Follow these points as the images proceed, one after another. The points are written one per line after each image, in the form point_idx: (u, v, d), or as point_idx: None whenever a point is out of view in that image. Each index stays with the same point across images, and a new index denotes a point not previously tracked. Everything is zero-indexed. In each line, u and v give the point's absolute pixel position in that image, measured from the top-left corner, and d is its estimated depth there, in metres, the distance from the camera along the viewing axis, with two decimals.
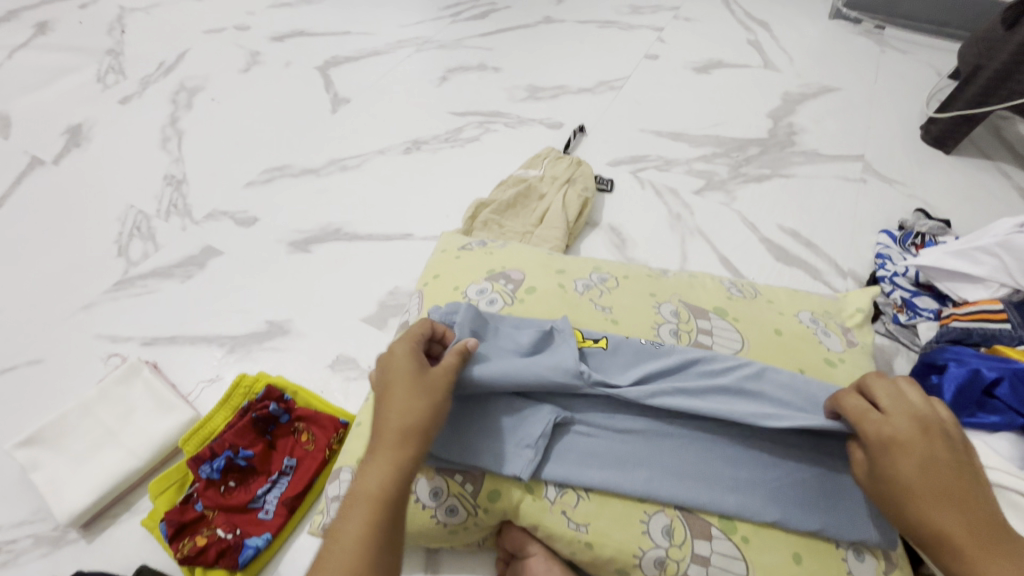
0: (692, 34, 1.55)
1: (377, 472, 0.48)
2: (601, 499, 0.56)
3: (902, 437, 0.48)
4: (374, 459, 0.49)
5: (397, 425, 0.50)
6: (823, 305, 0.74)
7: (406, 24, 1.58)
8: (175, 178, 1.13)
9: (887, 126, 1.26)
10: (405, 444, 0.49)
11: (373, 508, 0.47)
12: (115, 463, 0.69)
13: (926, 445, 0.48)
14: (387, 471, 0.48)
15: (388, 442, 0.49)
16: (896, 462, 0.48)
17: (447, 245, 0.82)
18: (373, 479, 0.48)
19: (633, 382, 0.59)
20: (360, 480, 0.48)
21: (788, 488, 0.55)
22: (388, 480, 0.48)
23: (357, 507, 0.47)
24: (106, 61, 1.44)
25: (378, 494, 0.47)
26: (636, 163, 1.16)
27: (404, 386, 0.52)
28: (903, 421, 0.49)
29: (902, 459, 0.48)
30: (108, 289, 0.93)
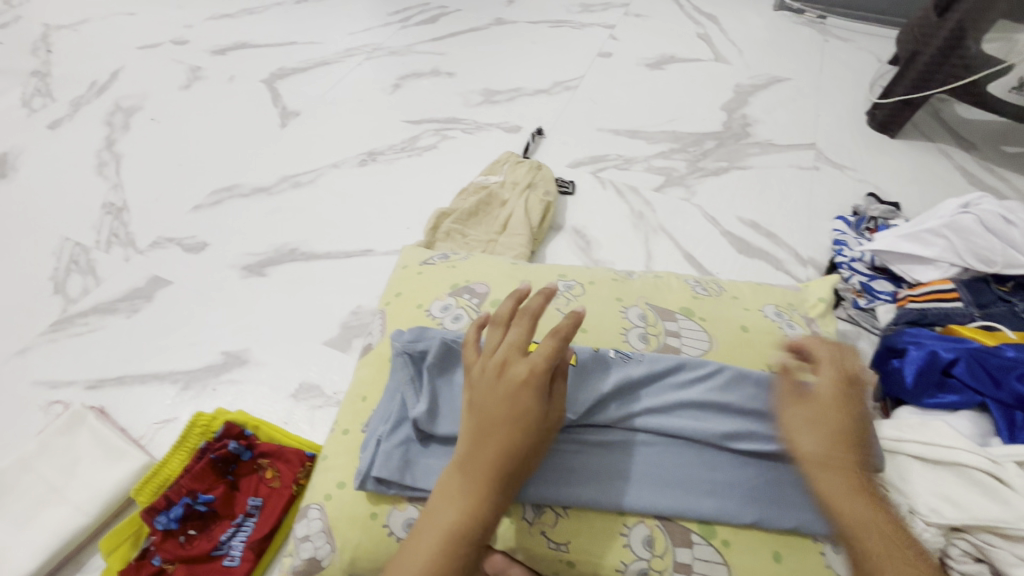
0: (644, 30, 1.56)
1: (459, 488, 0.50)
2: (580, 517, 0.55)
3: (809, 421, 0.54)
4: (460, 473, 0.51)
5: (484, 443, 0.51)
6: (787, 297, 0.74)
7: (355, 31, 1.53)
8: (114, 205, 1.06)
9: (835, 114, 1.29)
10: (489, 462, 0.50)
11: (450, 525, 0.49)
12: (61, 521, 0.65)
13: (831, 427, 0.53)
14: (467, 508, 0.49)
15: (478, 458, 0.50)
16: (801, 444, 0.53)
17: (409, 260, 0.80)
18: (455, 494, 0.50)
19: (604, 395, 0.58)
20: (439, 511, 0.50)
21: (766, 487, 0.55)
22: (466, 496, 0.50)
23: (431, 522, 0.49)
24: (32, 83, 1.35)
25: (458, 510, 0.49)
26: (596, 163, 1.16)
27: (500, 398, 0.52)
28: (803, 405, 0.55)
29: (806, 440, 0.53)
30: (45, 330, 0.87)
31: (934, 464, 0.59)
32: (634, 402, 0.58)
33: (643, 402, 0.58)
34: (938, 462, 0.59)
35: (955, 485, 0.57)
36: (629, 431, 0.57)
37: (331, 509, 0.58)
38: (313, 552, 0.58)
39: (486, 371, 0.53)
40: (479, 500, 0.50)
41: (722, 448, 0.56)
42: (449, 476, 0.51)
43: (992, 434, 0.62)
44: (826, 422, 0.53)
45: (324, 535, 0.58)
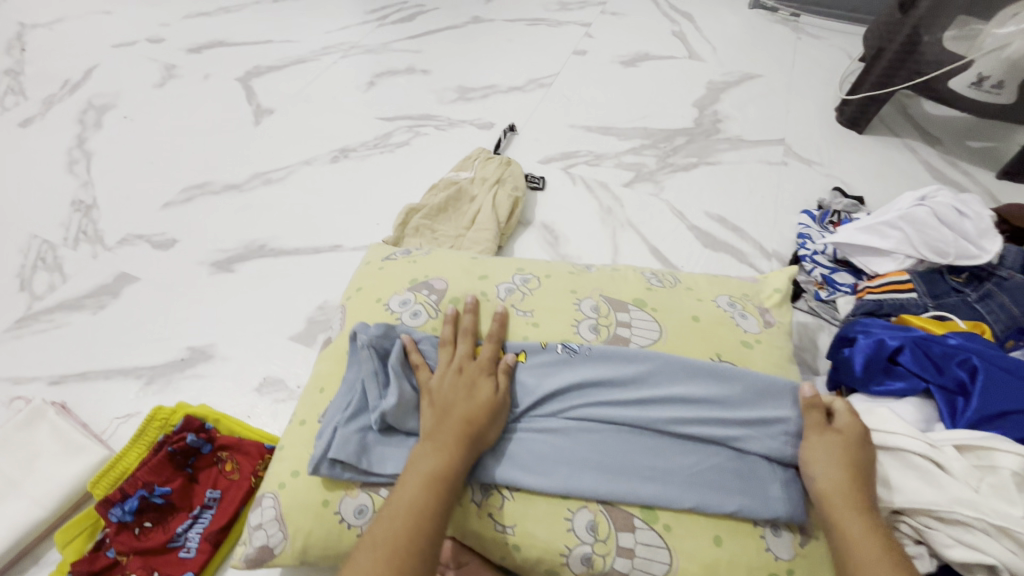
0: (620, 28, 1.57)
1: (429, 460, 0.53)
2: (527, 499, 0.56)
3: (834, 448, 0.56)
4: (429, 445, 0.55)
5: (449, 419, 0.56)
6: (742, 288, 0.75)
7: (331, 29, 1.54)
8: (83, 203, 1.06)
9: (805, 110, 1.31)
10: (457, 435, 0.55)
11: (422, 491, 0.51)
12: (18, 515, 0.65)
13: (842, 452, 0.55)
14: (444, 457, 0.54)
15: (447, 431, 0.55)
16: (825, 468, 0.55)
17: (372, 256, 0.81)
18: (427, 463, 0.53)
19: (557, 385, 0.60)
20: (419, 462, 0.53)
21: (706, 472, 0.56)
22: (440, 466, 0.53)
23: (408, 487, 0.52)
24: (4, 82, 1.35)
25: (432, 478, 0.52)
26: (567, 159, 1.17)
27: (458, 392, 0.58)
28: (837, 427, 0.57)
29: (827, 468, 0.55)
30: (10, 327, 0.87)
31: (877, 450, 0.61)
32: (586, 393, 0.60)
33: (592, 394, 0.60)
34: (880, 448, 0.60)
35: (895, 470, 0.58)
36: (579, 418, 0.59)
37: (284, 497, 0.59)
38: (265, 541, 0.58)
39: (444, 370, 0.61)
40: (447, 468, 0.53)
41: (666, 434, 0.58)
42: (420, 451, 0.54)
43: (936, 421, 0.64)
44: (847, 450, 0.56)
45: (276, 523, 0.59)
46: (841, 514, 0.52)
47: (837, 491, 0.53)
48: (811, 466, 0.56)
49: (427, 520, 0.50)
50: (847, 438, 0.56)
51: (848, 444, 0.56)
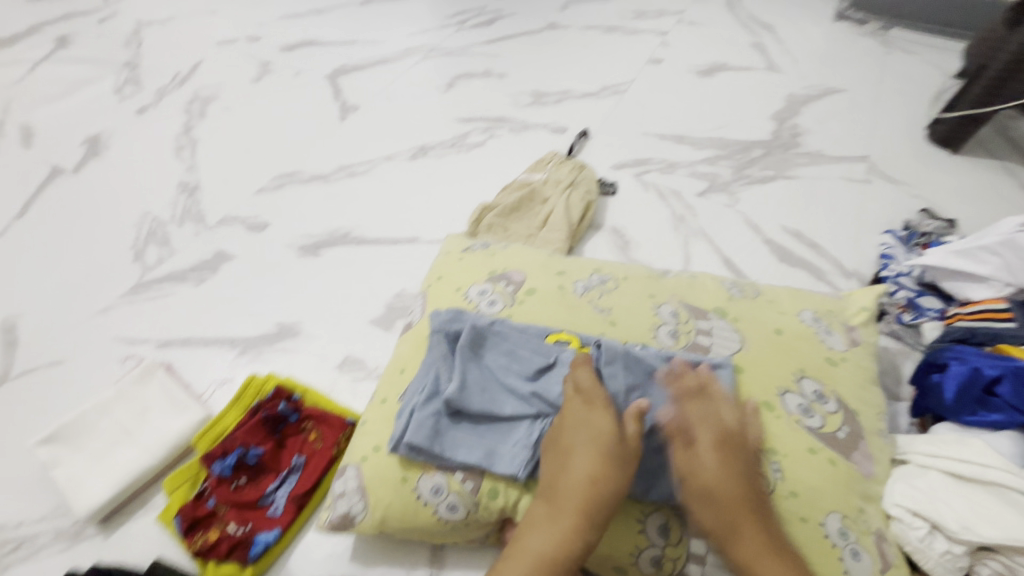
0: (696, 38, 1.56)
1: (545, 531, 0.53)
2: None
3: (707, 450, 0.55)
4: (546, 518, 0.54)
5: (563, 491, 0.54)
6: (827, 303, 0.73)
7: (413, 32, 1.61)
8: (189, 185, 1.16)
9: (893, 127, 1.25)
10: (574, 512, 0.53)
11: (537, 568, 0.52)
12: (132, 460, 0.72)
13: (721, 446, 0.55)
14: (559, 536, 0.53)
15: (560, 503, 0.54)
16: (699, 465, 0.55)
17: (451, 247, 0.85)
18: (542, 536, 0.53)
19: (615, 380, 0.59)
20: (534, 533, 0.54)
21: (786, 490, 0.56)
22: (556, 542, 0.53)
23: (521, 560, 0.53)
24: (123, 73, 1.49)
25: (551, 551, 0.52)
26: (639, 166, 1.17)
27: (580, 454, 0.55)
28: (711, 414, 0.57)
29: (708, 463, 0.55)
30: (126, 293, 0.96)
31: (971, 482, 0.58)
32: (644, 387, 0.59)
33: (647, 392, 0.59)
34: (975, 480, 0.58)
35: (992, 504, 0.56)
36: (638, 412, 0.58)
37: (366, 469, 0.63)
38: (347, 508, 0.62)
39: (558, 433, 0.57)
40: (570, 548, 0.52)
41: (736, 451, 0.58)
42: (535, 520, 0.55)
43: None
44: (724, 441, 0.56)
45: (358, 493, 0.62)
46: (732, 513, 0.53)
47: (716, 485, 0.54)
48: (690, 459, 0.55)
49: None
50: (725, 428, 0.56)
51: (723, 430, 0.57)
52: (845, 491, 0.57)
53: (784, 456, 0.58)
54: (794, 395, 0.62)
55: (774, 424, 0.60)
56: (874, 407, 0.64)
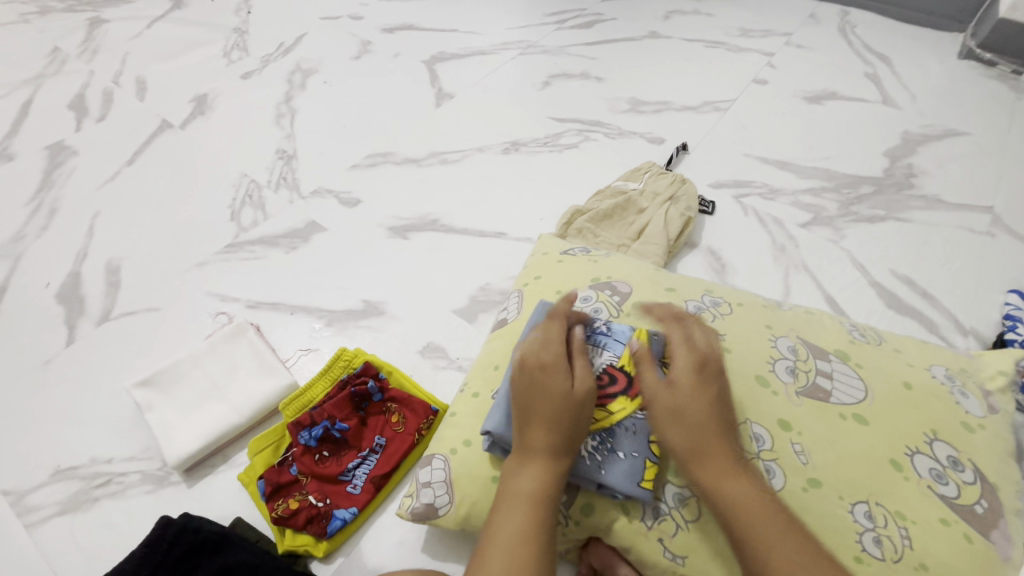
0: (805, 62, 1.50)
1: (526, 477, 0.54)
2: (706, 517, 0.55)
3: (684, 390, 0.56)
4: (521, 459, 0.55)
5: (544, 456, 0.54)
6: (959, 361, 0.67)
7: (511, 27, 1.60)
8: (286, 153, 1.18)
9: (1021, 179, 1.16)
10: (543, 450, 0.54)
11: (524, 508, 0.53)
12: (220, 416, 0.73)
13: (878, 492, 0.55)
14: (537, 477, 0.53)
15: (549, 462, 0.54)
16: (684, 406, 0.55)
17: (548, 248, 0.83)
18: (523, 482, 0.54)
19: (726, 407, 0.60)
20: (515, 479, 0.54)
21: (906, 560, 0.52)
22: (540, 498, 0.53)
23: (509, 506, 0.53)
24: (232, 38, 1.54)
25: (526, 495, 0.53)
26: (739, 188, 1.12)
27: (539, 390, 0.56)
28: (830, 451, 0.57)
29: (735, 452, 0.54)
30: (221, 250, 0.98)
31: None
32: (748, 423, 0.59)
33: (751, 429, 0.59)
34: None
35: None
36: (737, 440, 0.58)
37: (456, 463, 0.61)
38: (431, 499, 0.61)
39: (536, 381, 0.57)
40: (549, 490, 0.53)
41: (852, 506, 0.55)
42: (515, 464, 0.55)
43: None
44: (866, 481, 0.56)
45: (444, 486, 0.61)
46: (719, 488, 0.52)
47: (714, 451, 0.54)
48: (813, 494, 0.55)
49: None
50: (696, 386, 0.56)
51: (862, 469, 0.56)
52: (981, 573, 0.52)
53: (913, 523, 0.54)
54: (926, 457, 0.57)
55: (902, 483, 0.55)
56: (1013, 483, 0.58)
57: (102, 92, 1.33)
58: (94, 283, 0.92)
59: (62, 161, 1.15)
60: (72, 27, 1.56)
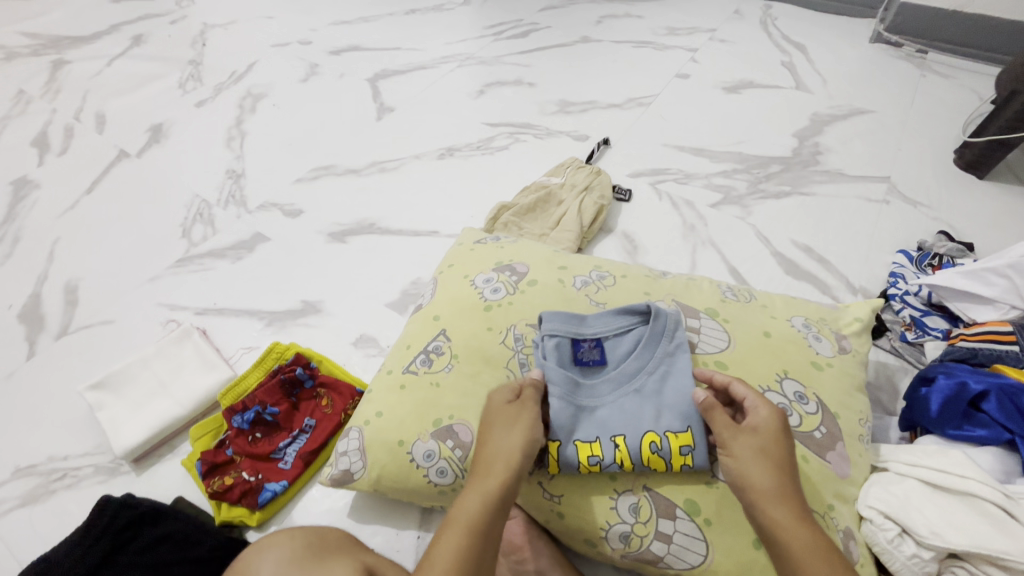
0: (726, 55, 1.59)
1: (470, 504, 0.53)
2: (570, 450, 0.59)
3: (743, 438, 0.56)
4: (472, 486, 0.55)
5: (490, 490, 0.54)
6: (819, 312, 0.75)
7: (451, 41, 1.69)
8: (235, 172, 1.26)
9: (919, 149, 1.25)
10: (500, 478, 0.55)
11: (463, 535, 0.51)
12: (165, 410, 0.80)
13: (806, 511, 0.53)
14: (481, 501, 0.53)
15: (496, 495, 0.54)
16: (750, 471, 0.54)
17: (465, 239, 0.91)
18: (467, 508, 0.53)
19: (620, 346, 0.65)
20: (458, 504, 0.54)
21: None
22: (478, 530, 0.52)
23: (450, 530, 0.52)
24: (187, 70, 1.63)
25: (463, 522, 0.52)
26: (655, 176, 1.21)
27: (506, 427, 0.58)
28: (771, 475, 0.54)
29: (755, 464, 0.54)
30: (172, 264, 1.06)
31: (945, 491, 0.60)
32: (640, 361, 0.63)
33: (636, 367, 0.63)
34: (950, 489, 0.59)
35: (962, 512, 0.58)
36: (616, 379, 0.62)
37: (368, 432, 0.68)
38: (347, 466, 0.68)
39: (496, 422, 0.58)
40: (491, 515, 0.53)
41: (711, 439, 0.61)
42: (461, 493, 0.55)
43: (1018, 475, 0.61)
44: (792, 497, 0.53)
45: (358, 453, 0.68)
46: (767, 512, 0.53)
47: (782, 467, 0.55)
48: (776, 523, 0.52)
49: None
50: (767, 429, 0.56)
51: (794, 488, 0.54)
52: (816, 487, 0.60)
53: None
54: (775, 394, 0.64)
55: None
56: (856, 412, 0.66)
57: (64, 127, 1.41)
58: (53, 302, 0.99)
59: (25, 194, 1.23)
60: (36, 70, 1.65)
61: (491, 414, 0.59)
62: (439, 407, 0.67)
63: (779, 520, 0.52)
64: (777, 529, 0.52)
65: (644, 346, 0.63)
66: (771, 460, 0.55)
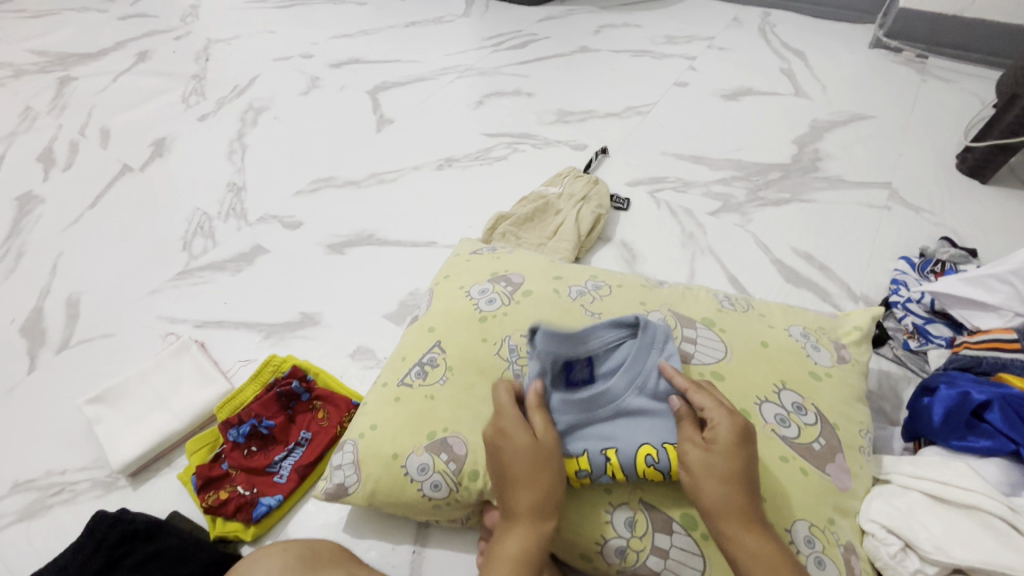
0: (725, 63, 1.59)
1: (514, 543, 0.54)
2: (558, 465, 0.59)
3: (701, 452, 0.55)
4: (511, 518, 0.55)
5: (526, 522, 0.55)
6: (817, 320, 0.74)
7: (451, 53, 1.71)
8: (236, 185, 1.27)
9: (920, 154, 1.24)
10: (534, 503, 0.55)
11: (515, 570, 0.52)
12: (162, 423, 0.80)
13: (758, 521, 0.53)
14: (525, 532, 0.54)
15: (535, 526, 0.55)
16: (704, 488, 0.54)
17: (461, 250, 0.91)
18: (514, 542, 0.54)
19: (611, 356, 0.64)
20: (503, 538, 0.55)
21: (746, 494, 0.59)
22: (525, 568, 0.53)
23: (501, 568, 0.53)
24: (191, 84, 1.65)
25: (516, 563, 0.53)
26: (654, 184, 1.21)
27: (524, 448, 0.57)
28: (722, 491, 0.53)
29: (707, 480, 0.54)
30: (172, 277, 1.07)
31: (949, 504, 0.58)
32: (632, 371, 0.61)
33: (627, 380, 0.61)
34: (954, 502, 0.58)
35: (967, 526, 0.56)
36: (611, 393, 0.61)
37: (362, 445, 0.68)
38: (342, 479, 0.68)
39: (516, 448, 0.57)
40: (536, 543, 0.54)
41: None
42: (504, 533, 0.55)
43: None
44: (744, 514, 0.53)
45: (352, 466, 0.68)
46: (720, 528, 0.53)
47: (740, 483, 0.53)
48: (729, 537, 0.53)
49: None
50: (729, 443, 0.54)
51: (746, 498, 0.53)
52: (815, 500, 0.59)
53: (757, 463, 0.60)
54: (772, 405, 0.63)
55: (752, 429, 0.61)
56: (856, 423, 0.65)
57: (69, 143, 1.43)
58: (54, 316, 1.00)
59: (30, 209, 1.24)
60: (43, 86, 1.68)
61: (504, 434, 0.58)
62: (433, 420, 0.67)
63: (730, 535, 0.52)
64: (729, 543, 0.52)
65: (636, 361, 0.62)
66: (729, 476, 0.53)
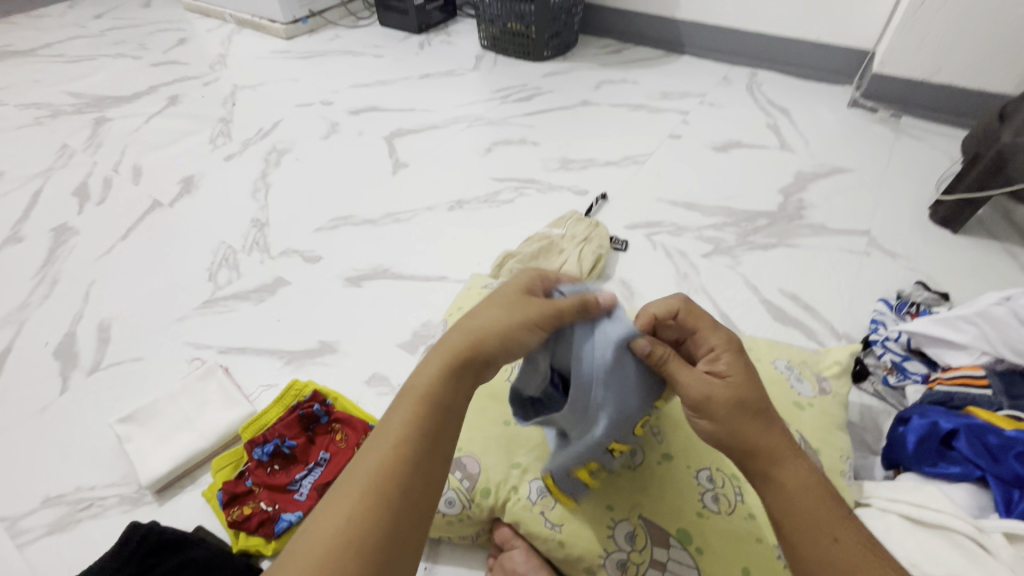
0: (715, 118, 1.72)
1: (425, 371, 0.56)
2: (528, 425, 0.64)
3: (718, 391, 0.54)
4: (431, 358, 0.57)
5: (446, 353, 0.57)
6: (800, 355, 0.81)
7: (462, 103, 1.84)
8: (260, 221, 1.36)
9: (896, 205, 1.34)
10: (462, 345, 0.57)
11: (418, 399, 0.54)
12: (189, 442, 0.85)
13: (793, 449, 0.54)
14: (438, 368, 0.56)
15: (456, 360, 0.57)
16: (734, 427, 0.53)
17: (473, 284, 0.98)
18: (423, 378, 0.55)
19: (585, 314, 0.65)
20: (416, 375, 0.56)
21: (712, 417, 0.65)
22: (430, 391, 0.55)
23: (407, 398, 0.54)
24: (218, 127, 1.77)
25: (419, 392, 0.55)
26: (650, 228, 1.30)
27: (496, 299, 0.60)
28: (754, 423, 0.54)
29: (734, 416, 0.54)
30: (198, 306, 1.13)
31: (923, 525, 0.63)
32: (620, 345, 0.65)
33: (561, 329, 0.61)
34: (929, 524, 0.63)
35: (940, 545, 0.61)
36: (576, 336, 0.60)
37: None
38: None
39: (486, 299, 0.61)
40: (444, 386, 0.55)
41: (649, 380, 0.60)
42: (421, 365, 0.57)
43: (992, 510, 0.65)
44: (784, 444, 0.54)
45: None
46: (775, 470, 0.53)
47: (764, 418, 0.54)
48: (776, 476, 0.53)
49: (389, 487, 0.50)
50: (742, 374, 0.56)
51: (775, 426, 0.55)
52: None
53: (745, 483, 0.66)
54: None
55: None
56: (838, 449, 0.71)
57: (103, 179, 1.53)
58: (86, 340, 1.06)
59: (64, 239, 1.32)
60: (79, 126, 1.80)
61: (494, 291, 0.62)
62: None
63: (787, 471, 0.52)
64: (775, 483, 0.52)
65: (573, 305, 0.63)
66: (751, 410, 0.54)
